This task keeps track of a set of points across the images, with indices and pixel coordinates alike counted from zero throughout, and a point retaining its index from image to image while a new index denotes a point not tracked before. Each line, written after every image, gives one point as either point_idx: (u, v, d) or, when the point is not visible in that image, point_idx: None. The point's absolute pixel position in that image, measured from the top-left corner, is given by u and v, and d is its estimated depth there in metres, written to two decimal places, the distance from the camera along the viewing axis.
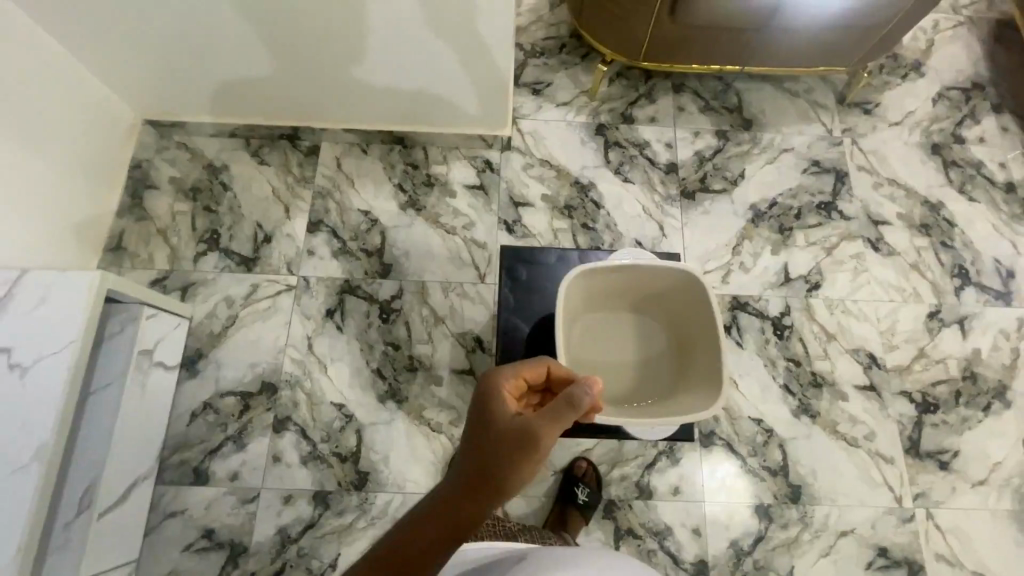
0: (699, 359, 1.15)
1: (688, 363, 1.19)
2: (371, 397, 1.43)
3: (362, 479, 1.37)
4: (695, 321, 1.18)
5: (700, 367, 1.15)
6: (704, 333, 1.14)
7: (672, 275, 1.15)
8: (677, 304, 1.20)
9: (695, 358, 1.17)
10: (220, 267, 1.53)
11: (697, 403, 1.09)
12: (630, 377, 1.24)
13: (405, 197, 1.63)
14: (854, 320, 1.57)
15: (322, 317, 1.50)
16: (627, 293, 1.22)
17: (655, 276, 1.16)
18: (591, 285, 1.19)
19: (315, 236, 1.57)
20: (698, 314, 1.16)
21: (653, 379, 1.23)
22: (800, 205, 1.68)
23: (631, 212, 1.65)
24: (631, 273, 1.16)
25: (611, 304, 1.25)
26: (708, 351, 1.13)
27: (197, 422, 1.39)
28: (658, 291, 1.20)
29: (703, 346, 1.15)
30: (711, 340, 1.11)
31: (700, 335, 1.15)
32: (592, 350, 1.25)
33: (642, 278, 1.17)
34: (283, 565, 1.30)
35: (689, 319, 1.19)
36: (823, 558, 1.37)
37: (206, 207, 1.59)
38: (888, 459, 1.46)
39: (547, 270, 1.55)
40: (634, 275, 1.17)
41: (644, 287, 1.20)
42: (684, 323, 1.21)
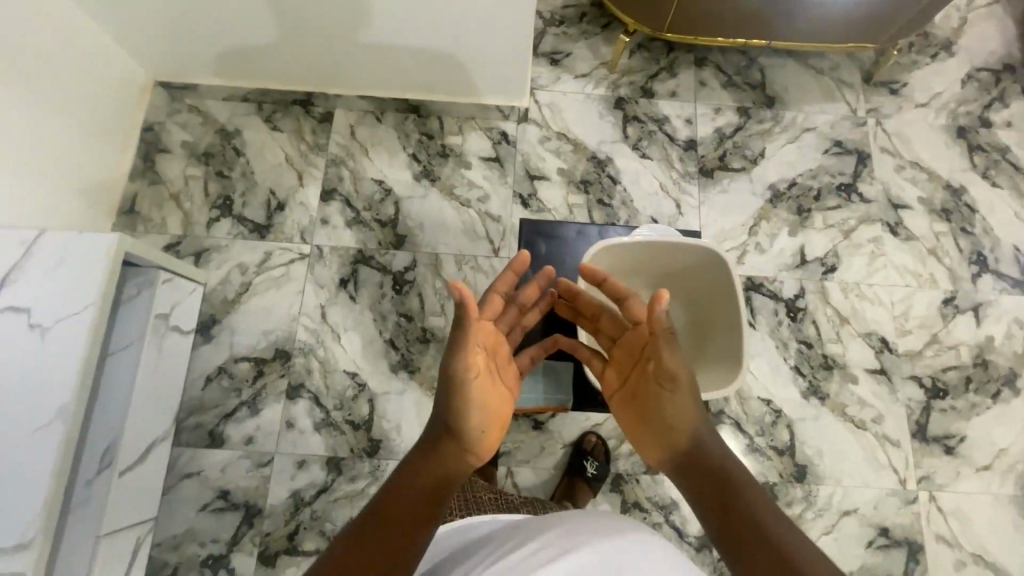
0: (715, 339, 1.16)
1: (702, 343, 1.18)
2: (383, 367, 1.44)
3: (374, 447, 1.39)
4: (711, 300, 1.17)
5: (717, 348, 1.15)
6: (723, 313, 1.14)
7: (694, 253, 1.14)
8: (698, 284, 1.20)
9: (711, 338, 1.17)
10: (233, 233, 1.52)
11: (714, 384, 1.10)
12: None
13: (420, 167, 1.61)
14: (868, 304, 1.57)
15: (336, 286, 1.49)
16: (644, 270, 1.21)
17: (678, 254, 1.15)
18: (612, 260, 1.16)
19: (328, 205, 1.56)
20: (716, 293, 1.15)
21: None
22: (820, 187, 1.66)
23: (648, 188, 1.62)
24: (652, 250, 1.14)
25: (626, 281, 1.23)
26: (726, 331, 1.13)
27: (212, 387, 1.41)
28: (677, 268, 1.18)
29: (722, 327, 1.14)
30: (733, 319, 1.11)
31: (719, 315, 1.15)
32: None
33: (665, 253, 1.15)
34: (296, 527, 1.33)
35: (707, 300, 1.19)
36: (824, 536, 1.39)
37: (218, 172, 1.57)
38: (894, 442, 1.47)
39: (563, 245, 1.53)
40: (656, 251, 1.15)
41: (662, 265, 1.18)
42: (699, 303, 1.20)
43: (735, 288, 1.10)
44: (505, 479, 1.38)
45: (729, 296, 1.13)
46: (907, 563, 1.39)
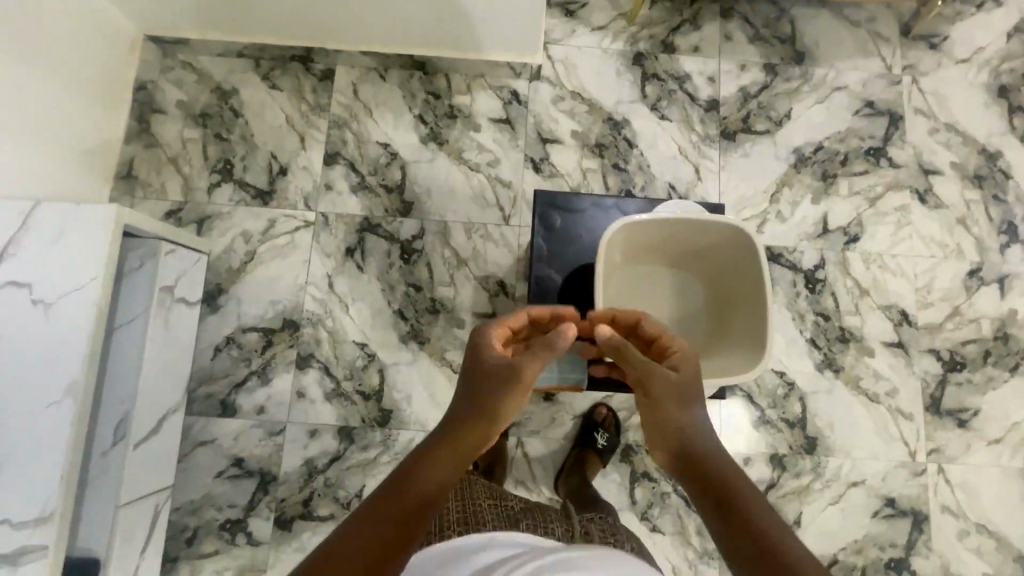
0: (738, 320, 1.12)
1: (726, 322, 1.14)
2: (393, 338, 1.43)
3: (385, 417, 1.39)
4: (737, 278, 1.12)
5: (740, 329, 1.11)
6: (747, 293, 1.10)
7: (718, 231, 1.08)
8: (720, 261, 1.15)
9: (733, 318, 1.13)
10: (235, 199, 1.47)
11: (736, 368, 1.07)
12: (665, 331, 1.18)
13: (427, 130, 1.53)
14: (890, 276, 1.52)
15: (342, 255, 1.46)
16: (663, 247, 1.16)
17: (699, 231, 1.09)
18: (630, 238, 1.12)
19: (332, 170, 1.50)
20: (743, 271, 1.10)
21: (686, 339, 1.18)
22: (848, 151, 1.57)
23: (666, 152, 1.55)
24: (673, 229, 1.10)
25: (645, 259, 1.19)
26: (750, 311, 1.09)
27: (221, 357, 1.40)
28: (700, 245, 1.13)
29: (747, 305, 1.10)
30: (758, 298, 1.06)
31: (742, 295, 1.10)
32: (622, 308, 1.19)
33: (687, 231, 1.10)
34: (311, 493, 1.36)
35: (731, 277, 1.14)
36: (830, 506, 1.41)
37: (217, 134, 1.50)
38: (906, 415, 1.46)
39: None
40: (677, 229, 1.09)
41: (683, 242, 1.14)
42: (723, 280, 1.15)
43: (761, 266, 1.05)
44: (515, 449, 1.39)
45: (755, 274, 1.08)
46: (911, 532, 1.41)
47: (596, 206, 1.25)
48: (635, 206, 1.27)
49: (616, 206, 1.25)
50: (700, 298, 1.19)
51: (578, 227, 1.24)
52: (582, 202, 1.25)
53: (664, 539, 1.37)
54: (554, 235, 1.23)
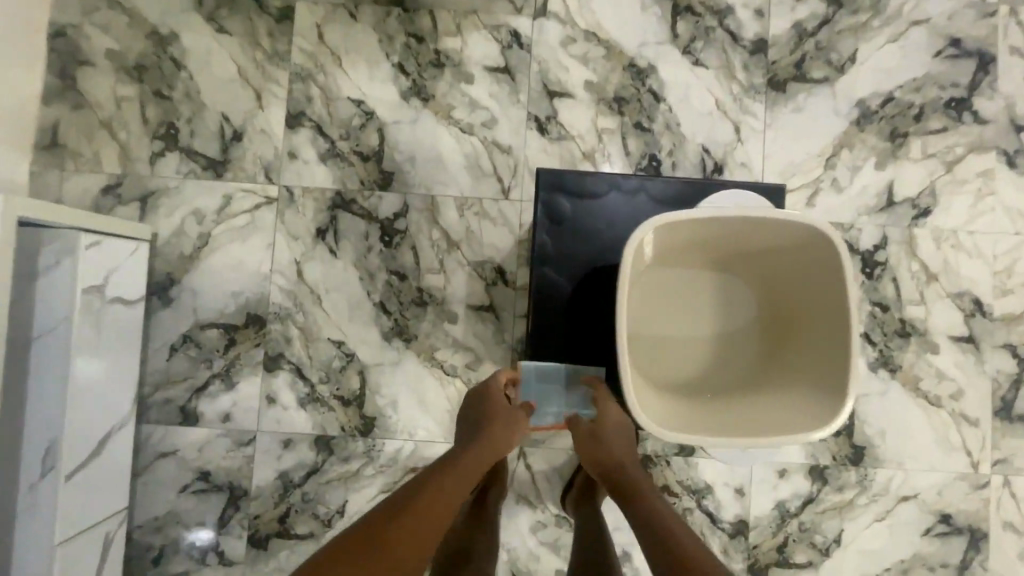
0: (801, 344, 0.93)
1: (788, 342, 0.96)
2: (374, 335, 1.23)
3: (368, 425, 1.22)
4: (806, 291, 0.93)
5: (806, 354, 0.92)
6: (818, 312, 0.90)
7: (791, 231, 0.88)
8: (782, 267, 0.95)
9: (795, 341, 0.94)
10: (183, 171, 1.24)
11: (800, 409, 0.89)
12: (711, 349, 1.00)
13: (408, 82, 1.26)
14: (964, 257, 1.27)
15: (312, 238, 1.24)
16: (711, 245, 0.96)
17: (766, 231, 0.89)
18: (672, 233, 0.91)
19: (296, 134, 1.25)
20: (815, 283, 0.91)
21: (730, 361, 1.00)
22: (924, 102, 1.28)
23: (700, 107, 1.27)
24: (729, 226, 0.89)
25: (686, 259, 0.98)
26: (821, 338, 0.90)
27: (178, 357, 1.22)
28: (764, 246, 0.94)
29: (818, 325, 0.91)
30: (836, 322, 0.87)
31: (813, 312, 0.91)
32: (657, 320, 0.99)
33: (749, 230, 0.90)
34: (287, 510, 1.21)
35: (794, 289, 0.95)
36: (876, 523, 1.23)
37: (156, 92, 1.25)
38: (971, 421, 1.25)
39: None
40: (738, 228, 0.90)
41: (737, 241, 0.94)
42: (788, 290, 0.96)
43: (845, 282, 0.85)
44: (516, 461, 1.22)
45: (830, 291, 0.88)
46: (966, 551, 1.24)
47: (617, 189, 1.06)
48: (667, 184, 1.06)
49: (641, 189, 1.06)
50: (750, 309, 1.00)
51: (593, 214, 1.06)
52: (600, 183, 1.06)
53: None
54: (564, 225, 1.05)
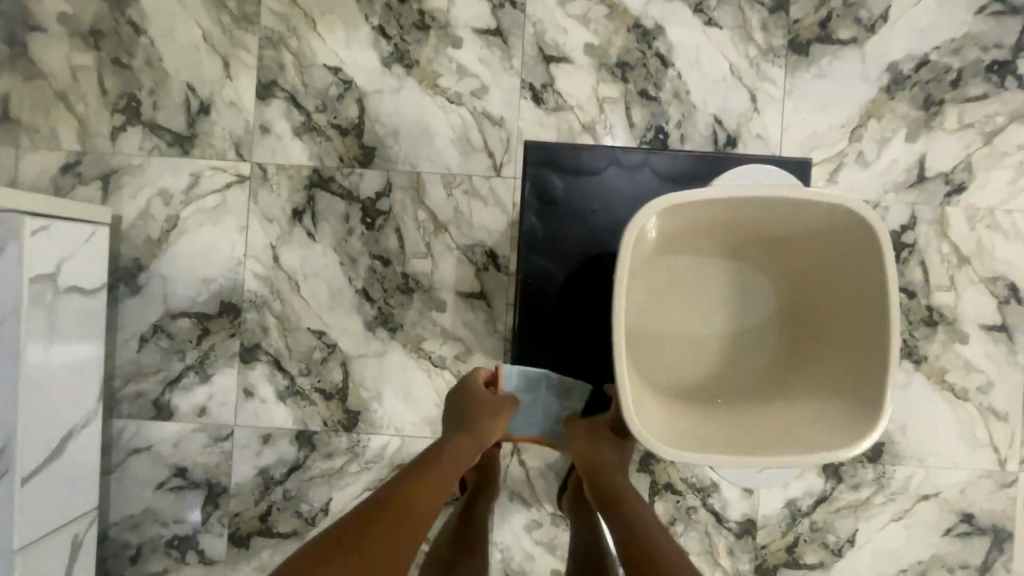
0: (830, 341, 0.85)
1: (816, 338, 0.87)
2: (356, 324, 1.14)
3: (352, 420, 1.14)
4: (838, 281, 0.83)
5: (836, 351, 0.84)
6: (850, 306, 0.82)
7: (819, 215, 0.78)
8: (806, 255, 0.86)
9: (824, 338, 0.86)
10: (147, 148, 1.14)
11: (832, 416, 0.81)
12: (730, 347, 0.91)
13: (390, 48, 1.14)
14: (1000, 238, 1.16)
15: (288, 220, 1.14)
16: (726, 231, 0.86)
17: (791, 216, 0.80)
18: (680, 219, 0.82)
19: (268, 106, 1.14)
20: (847, 272, 0.81)
21: (750, 359, 0.92)
22: (963, 66, 1.15)
23: (713, 73, 1.15)
24: (747, 209, 0.80)
25: (698, 248, 0.89)
26: (855, 335, 0.81)
27: (149, 349, 1.14)
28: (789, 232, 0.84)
29: (850, 319, 0.82)
30: (872, 318, 0.78)
31: (846, 305, 0.82)
32: (670, 316, 0.90)
33: (772, 213, 0.80)
34: (268, 508, 1.14)
35: (822, 279, 0.86)
36: (893, 522, 1.16)
37: (115, 60, 1.14)
38: (1000, 416, 1.16)
39: None
40: (759, 213, 0.80)
41: (755, 225, 0.85)
42: (816, 281, 0.87)
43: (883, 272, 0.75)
44: (509, 457, 1.15)
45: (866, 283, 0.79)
46: (989, 553, 1.16)
47: (617, 164, 1.00)
48: (672, 159, 1.00)
49: (645, 163, 1.00)
50: (772, 302, 0.91)
51: (587, 193, 1.00)
52: (597, 158, 1.00)
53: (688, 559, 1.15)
54: (556, 204, 1.00)
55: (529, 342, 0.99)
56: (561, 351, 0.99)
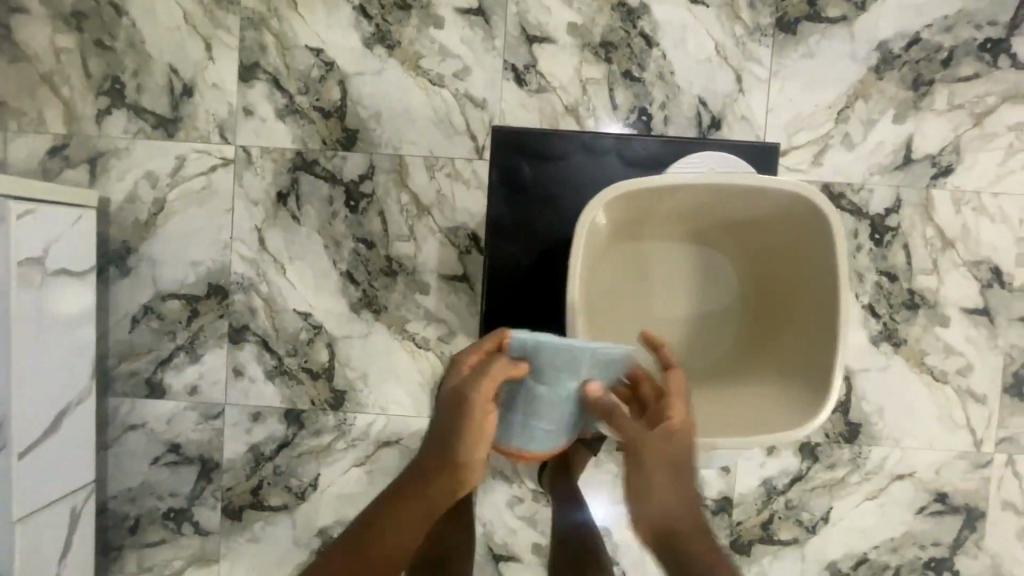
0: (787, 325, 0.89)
1: (775, 324, 0.92)
2: (341, 306, 1.16)
3: (339, 399, 1.17)
4: (794, 268, 0.89)
5: (793, 337, 0.89)
6: (807, 295, 0.87)
7: (777, 199, 0.85)
8: (768, 245, 0.92)
9: (782, 324, 0.91)
10: (132, 131, 1.15)
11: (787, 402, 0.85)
12: (695, 332, 0.95)
13: (372, 28, 1.13)
14: (985, 222, 1.15)
15: (273, 203, 1.15)
16: (690, 217, 0.92)
17: (752, 199, 0.86)
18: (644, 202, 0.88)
19: (250, 88, 1.14)
20: (803, 258, 0.87)
21: (714, 346, 0.96)
22: (955, 44, 1.13)
23: (698, 53, 1.13)
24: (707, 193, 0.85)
25: (663, 233, 0.94)
26: (809, 326, 0.86)
27: (140, 329, 1.17)
28: (751, 217, 0.90)
29: (806, 303, 0.87)
30: (825, 306, 0.83)
31: (801, 290, 0.87)
32: (636, 299, 0.95)
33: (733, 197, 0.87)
34: (259, 482, 1.19)
35: (780, 268, 0.91)
36: (867, 501, 1.18)
37: (97, 42, 1.14)
38: (978, 398, 1.17)
39: (566, 142, 1.12)
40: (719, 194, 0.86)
41: (717, 211, 0.90)
42: (777, 268, 0.92)
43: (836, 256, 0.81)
44: None
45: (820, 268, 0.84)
46: (961, 531, 1.18)
47: (586, 150, 1.12)
48: (639, 146, 1.12)
49: (612, 150, 1.12)
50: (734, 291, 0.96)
51: (558, 174, 1.12)
52: (568, 144, 1.12)
53: None
54: (527, 186, 1.12)
55: (500, 306, 1.12)
56: (528, 316, 1.12)
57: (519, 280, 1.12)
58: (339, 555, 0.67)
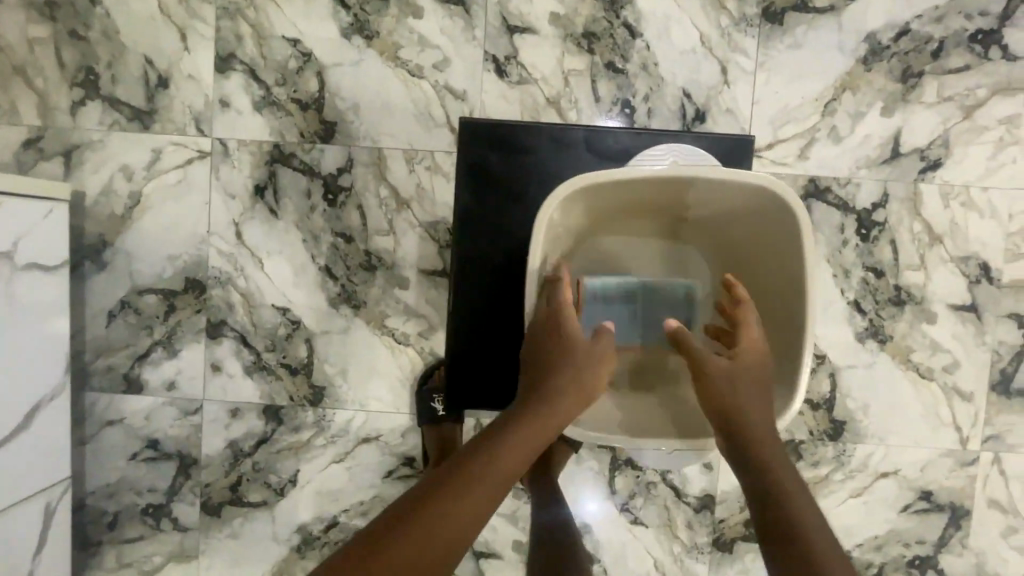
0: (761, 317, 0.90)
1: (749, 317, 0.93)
2: (320, 301, 1.15)
3: (318, 395, 1.16)
4: (764, 261, 0.89)
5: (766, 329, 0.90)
6: (777, 286, 0.87)
7: (744, 191, 0.82)
8: (743, 236, 0.91)
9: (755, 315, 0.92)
10: (106, 123, 1.13)
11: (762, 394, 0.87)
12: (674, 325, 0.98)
13: (350, 18, 1.11)
14: (974, 217, 1.13)
15: (250, 196, 1.14)
16: (659, 207, 0.93)
17: (718, 191, 0.84)
18: (607, 196, 0.88)
19: (227, 79, 1.12)
20: (773, 251, 0.86)
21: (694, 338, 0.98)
22: (945, 35, 1.10)
23: (682, 44, 1.11)
24: (671, 187, 0.85)
25: (634, 222, 0.98)
26: (780, 320, 0.87)
27: (117, 324, 1.16)
28: (720, 209, 0.89)
29: (777, 296, 0.87)
30: (795, 300, 0.83)
31: (774, 281, 0.87)
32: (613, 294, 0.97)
33: (697, 190, 0.85)
34: (238, 478, 1.18)
35: (755, 261, 0.91)
36: (851, 499, 1.17)
37: (71, 31, 1.12)
38: (965, 395, 1.16)
39: (530, 133, 1.00)
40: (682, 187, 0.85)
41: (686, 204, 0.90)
42: (749, 260, 0.92)
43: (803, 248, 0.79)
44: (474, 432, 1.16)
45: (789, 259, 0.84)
46: (946, 529, 1.17)
47: (553, 142, 1.01)
48: (610, 136, 1.01)
49: (580, 141, 1.01)
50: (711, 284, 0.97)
51: (520, 169, 1.00)
52: (535, 134, 1.00)
53: (647, 532, 1.18)
54: (494, 180, 1.00)
55: (468, 312, 1.00)
56: (499, 320, 1.00)
57: (487, 282, 1.00)
58: (433, 490, 0.65)
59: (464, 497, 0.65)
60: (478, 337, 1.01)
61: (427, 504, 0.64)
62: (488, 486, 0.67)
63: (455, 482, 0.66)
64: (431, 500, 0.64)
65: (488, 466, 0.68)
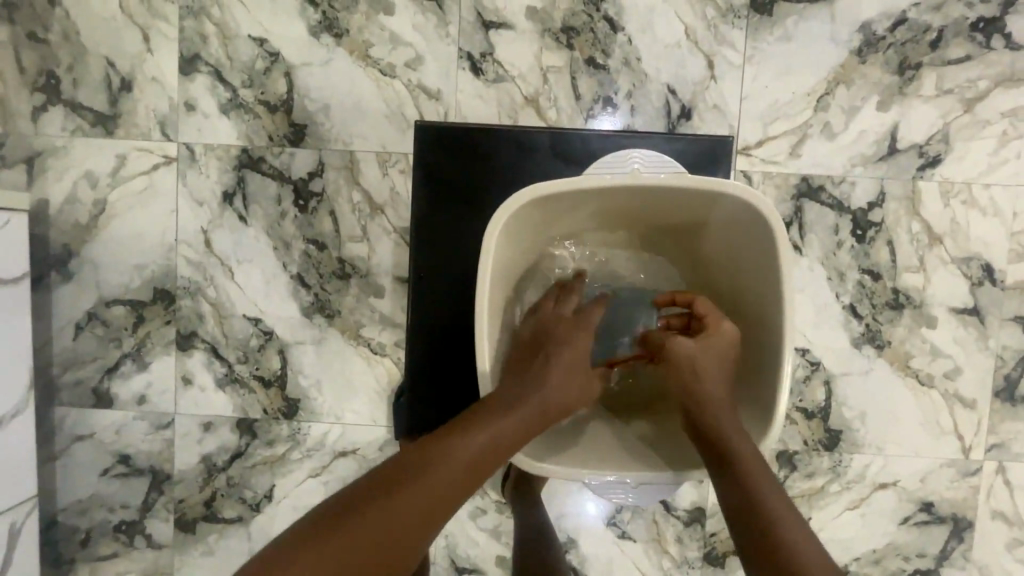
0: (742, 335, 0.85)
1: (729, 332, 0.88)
2: (293, 311, 1.11)
3: (293, 407, 1.12)
4: (741, 274, 0.84)
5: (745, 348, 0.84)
6: (753, 300, 0.82)
7: (716, 201, 0.77)
8: (721, 246, 0.86)
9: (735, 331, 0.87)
10: (69, 128, 1.09)
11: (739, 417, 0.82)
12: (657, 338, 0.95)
13: (318, 15, 1.06)
14: (976, 215, 1.07)
15: (218, 203, 1.10)
16: (633, 216, 0.90)
17: (689, 199, 0.79)
18: (573, 204, 0.84)
19: (192, 82, 1.08)
20: (748, 263, 0.81)
21: None
22: (945, 24, 1.05)
23: (666, 38, 1.06)
24: (638, 196, 0.81)
25: (609, 232, 0.94)
26: (755, 337, 0.82)
27: (85, 337, 1.13)
28: (694, 218, 0.85)
29: (754, 311, 0.82)
30: (769, 316, 0.78)
31: (751, 296, 0.82)
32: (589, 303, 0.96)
33: (667, 200, 0.81)
34: (213, 494, 1.14)
35: (732, 273, 0.86)
36: (848, 511, 1.12)
37: (31, 34, 1.08)
38: (966, 402, 1.10)
39: (495, 137, 0.96)
40: (649, 195, 0.81)
41: (657, 212, 0.87)
42: (729, 272, 0.87)
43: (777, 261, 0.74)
44: None
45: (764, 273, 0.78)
46: (948, 541, 1.12)
47: (518, 146, 0.96)
48: (576, 139, 0.96)
49: (544, 145, 0.96)
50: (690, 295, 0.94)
51: (484, 176, 0.96)
52: (498, 143, 0.96)
53: (635, 546, 1.14)
54: (458, 188, 0.96)
55: (430, 328, 0.96)
56: (463, 335, 0.96)
57: (450, 293, 0.96)
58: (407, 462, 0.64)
59: (470, 451, 0.65)
60: (442, 355, 0.96)
61: (437, 461, 0.64)
62: (493, 441, 0.67)
63: (459, 437, 0.66)
64: (442, 457, 0.64)
65: (494, 424, 0.68)
